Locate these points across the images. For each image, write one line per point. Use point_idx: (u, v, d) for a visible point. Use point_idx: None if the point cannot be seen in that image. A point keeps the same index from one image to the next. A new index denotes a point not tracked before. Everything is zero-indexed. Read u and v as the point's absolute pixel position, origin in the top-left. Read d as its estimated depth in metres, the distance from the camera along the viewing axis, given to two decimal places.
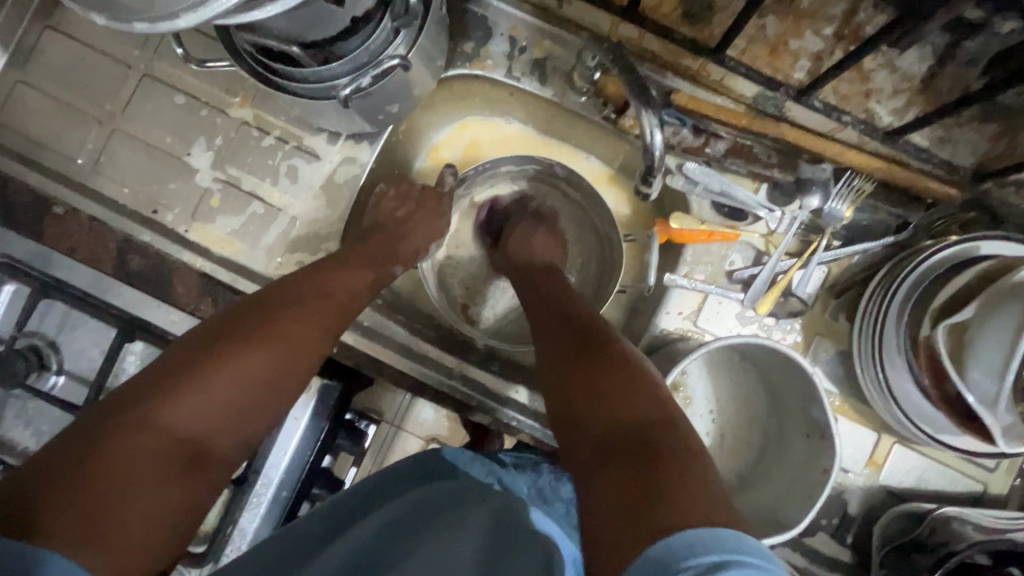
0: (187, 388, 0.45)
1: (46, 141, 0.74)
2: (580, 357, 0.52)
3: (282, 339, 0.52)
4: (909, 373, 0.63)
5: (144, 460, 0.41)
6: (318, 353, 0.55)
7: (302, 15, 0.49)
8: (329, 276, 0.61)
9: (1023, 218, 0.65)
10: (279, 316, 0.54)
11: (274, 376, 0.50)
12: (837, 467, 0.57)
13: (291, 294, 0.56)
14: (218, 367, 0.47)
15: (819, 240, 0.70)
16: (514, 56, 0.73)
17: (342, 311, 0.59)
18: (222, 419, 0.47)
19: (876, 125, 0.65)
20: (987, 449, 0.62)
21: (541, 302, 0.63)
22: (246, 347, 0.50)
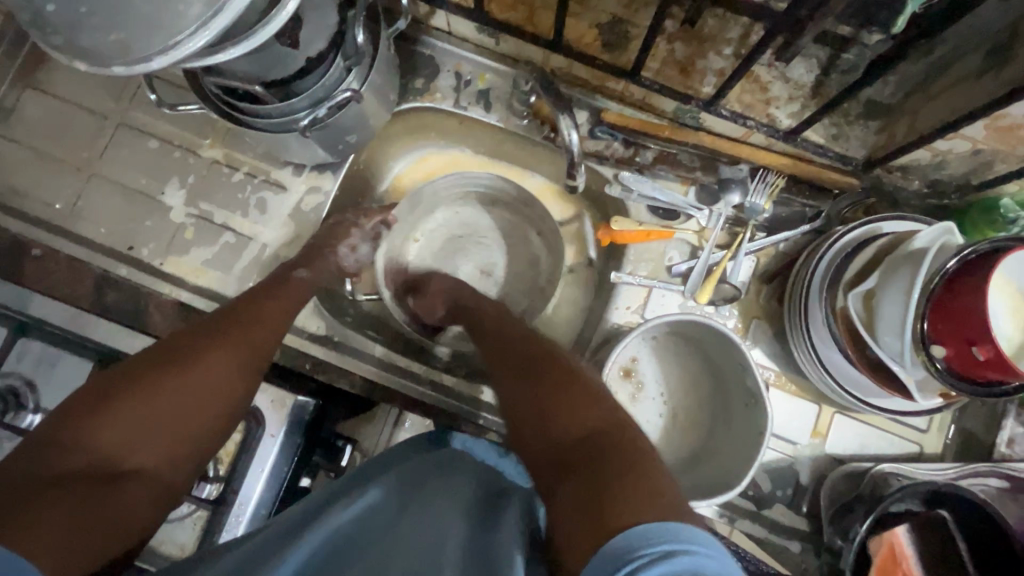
0: (102, 414, 0.50)
1: (26, 189, 0.79)
2: (543, 387, 0.56)
3: (198, 364, 0.57)
4: (834, 344, 0.70)
5: (55, 473, 0.45)
6: (240, 371, 0.60)
7: (261, 57, 0.57)
8: (252, 311, 0.65)
9: (915, 198, 0.73)
10: (199, 345, 0.59)
11: (189, 395, 0.55)
12: (772, 429, 0.61)
13: (209, 330, 0.62)
14: (130, 393, 0.53)
15: (744, 232, 0.78)
16: (460, 88, 0.82)
17: (263, 342, 0.64)
18: (135, 436, 0.51)
19: (778, 128, 0.73)
20: (911, 407, 0.70)
21: (495, 346, 0.67)
22: (162, 378, 0.55)
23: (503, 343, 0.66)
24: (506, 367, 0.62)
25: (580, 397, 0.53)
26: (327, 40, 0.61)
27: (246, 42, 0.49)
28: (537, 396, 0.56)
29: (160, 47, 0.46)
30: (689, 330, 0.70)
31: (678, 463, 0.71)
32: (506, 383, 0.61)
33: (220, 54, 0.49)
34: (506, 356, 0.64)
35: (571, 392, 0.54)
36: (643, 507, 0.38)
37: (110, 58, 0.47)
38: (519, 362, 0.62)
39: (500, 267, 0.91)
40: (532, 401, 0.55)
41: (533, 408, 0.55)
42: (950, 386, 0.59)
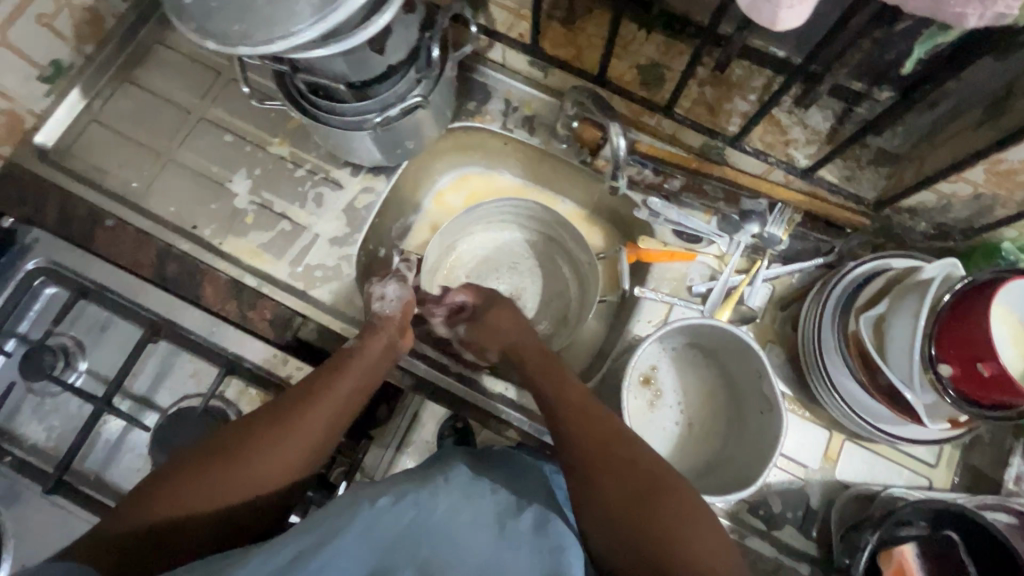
0: (178, 496, 0.58)
1: (110, 169, 0.87)
2: (614, 469, 0.60)
3: (270, 451, 0.63)
4: (847, 371, 0.74)
5: (135, 538, 0.55)
6: (306, 458, 0.65)
7: (353, 60, 0.65)
8: (328, 388, 0.69)
9: (923, 239, 0.79)
10: (273, 427, 0.64)
11: (257, 481, 0.62)
12: (786, 433, 0.64)
13: (284, 413, 0.66)
14: (209, 469, 0.60)
15: (762, 259, 0.84)
16: (508, 113, 0.91)
17: (331, 430, 0.68)
18: (207, 513, 0.59)
19: (796, 166, 0.81)
20: (916, 433, 0.74)
21: (571, 402, 0.68)
22: (237, 469, 0.61)
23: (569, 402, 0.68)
24: (574, 438, 0.64)
25: (670, 497, 0.58)
26: (406, 53, 0.70)
27: (351, 43, 0.58)
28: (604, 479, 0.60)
29: (280, 32, 0.54)
30: (710, 339, 0.74)
31: (692, 471, 0.73)
32: (576, 453, 0.63)
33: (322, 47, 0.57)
34: (574, 417, 0.66)
35: (656, 492, 0.58)
36: None
37: (237, 41, 0.55)
38: (592, 436, 0.63)
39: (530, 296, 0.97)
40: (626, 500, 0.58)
41: (609, 497, 0.58)
42: (960, 410, 0.63)
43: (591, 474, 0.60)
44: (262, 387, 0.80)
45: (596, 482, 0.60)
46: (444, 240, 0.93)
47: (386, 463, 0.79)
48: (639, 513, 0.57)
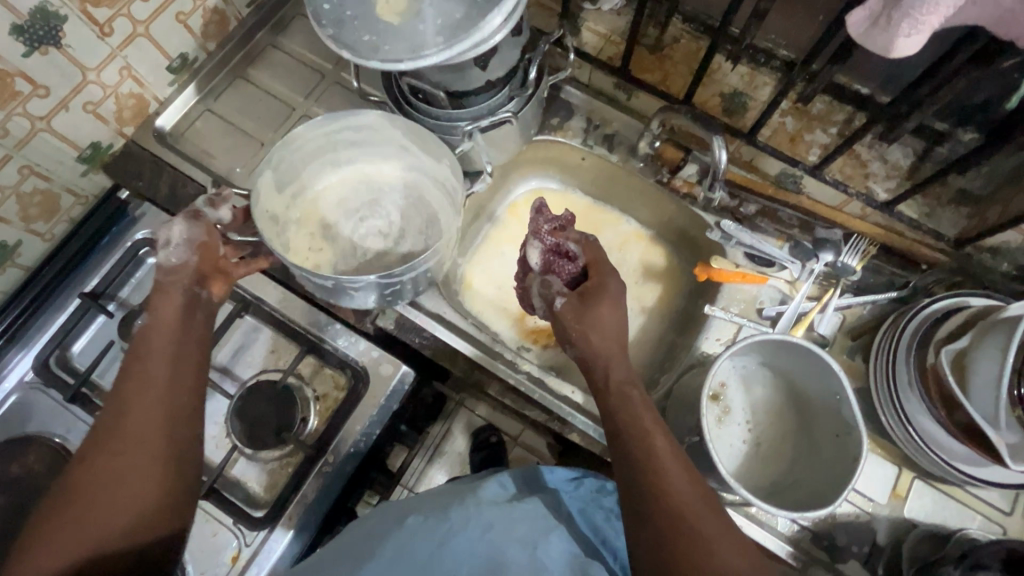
0: (49, 537, 0.52)
1: (218, 155, 0.94)
2: (680, 520, 0.53)
3: (117, 442, 0.57)
4: (925, 408, 0.73)
5: None
6: (165, 423, 0.60)
7: (455, 73, 0.70)
8: (149, 361, 0.62)
9: (1003, 280, 0.78)
10: (104, 426, 0.58)
11: (123, 471, 0.56)
12: (865, 457, 0.63)
13: (109, 410, 0.59)
14: (71, 496, 0.55)
15: (834, 288, 0.84)
16: (589, 130, 0.95)
17: (169, 386, 0.61)
18: (95, 529, 0.53)
19: (875, 199, 0.82)
20: (997, 476, 0.71)
21: (626, 417, 0.62)
22: (90, 486, 0.55)
23: (640, 435, 0.59)
24: (636, 485, 0.56)
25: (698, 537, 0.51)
26: (503, 74, 0.75)
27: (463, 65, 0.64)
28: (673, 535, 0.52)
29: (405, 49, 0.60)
30: (779, 356, 0.74)
31: (760, 490, 0.73)
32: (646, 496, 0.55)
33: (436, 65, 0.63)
34: (633, 464, 0.57)
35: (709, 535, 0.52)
36: None
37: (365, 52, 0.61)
38: (642, 481, 0.56)
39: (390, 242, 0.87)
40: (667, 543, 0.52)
41: (668, 538, 0.52)
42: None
43: (671, 535, 0.52)
44: (338, 368, 0.84)
45: (668, 536, 0.52)
46: (290, 167, 0.83)
47: (420, 471, 1.04)
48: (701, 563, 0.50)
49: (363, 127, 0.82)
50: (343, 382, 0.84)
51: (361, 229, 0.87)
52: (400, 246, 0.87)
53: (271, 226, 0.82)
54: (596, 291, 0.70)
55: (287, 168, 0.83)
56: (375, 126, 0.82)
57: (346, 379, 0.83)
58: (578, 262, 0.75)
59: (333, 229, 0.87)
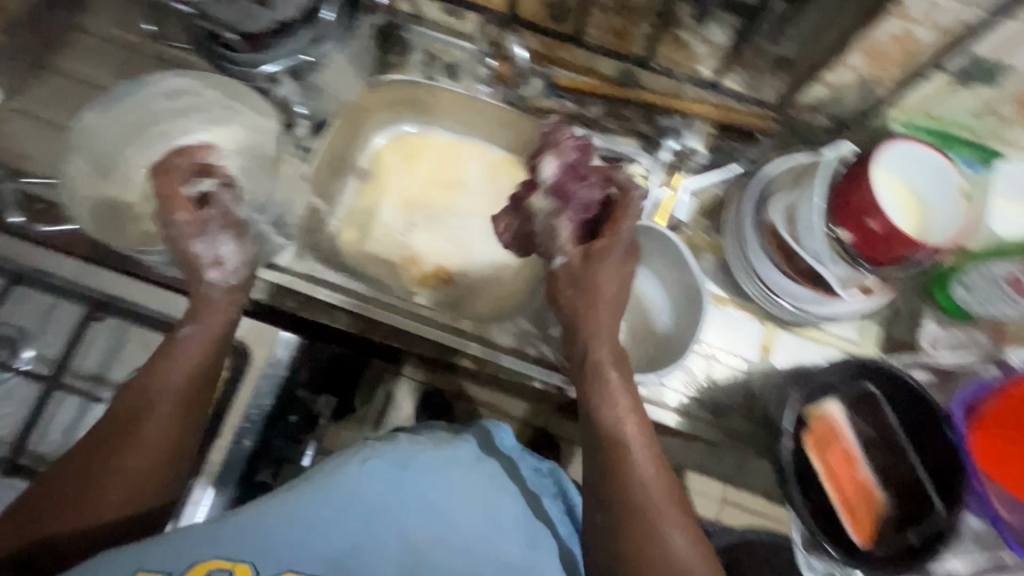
0: (54, 529, 0.52)
1: (35, 155, 0.86)
2: (633, 502, 0.55)
3: (141, 436, 0.56)
4: (770, 263, 0.79)
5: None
6: (177, 419, 0.58)
7: None
8: (182, 354, 0.61)
9: (825, 133, 0.84)
10: (151, 414, 0.57)
11: (146, 462, 0.56)
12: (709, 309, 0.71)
13: (138, 392, 0.58)
14: (107, 478, 0.54)
15: (682, 173, 0.88)
16: (430, 63, 0.94)
17: (182, 377, 0.60)
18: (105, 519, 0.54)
19: (701, 79, 0.86)
20: (838, 310, 0.79)
21: (596, 396, 0.62)
22: (106, 479, 0.54)
23: (606, 416, 0.61)
24: (596, 468, 0.59)
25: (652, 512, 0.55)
26: None
27: None
28: (624, 516, 0.55)
29: None
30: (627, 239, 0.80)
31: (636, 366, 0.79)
32: (606, 480, 0.57)
33: None
34: (603, 457, 0.59)
35: (660, 515, 0.55)
36: None
37: None
38: (607, 468, 0.58)
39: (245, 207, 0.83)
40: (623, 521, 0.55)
41: (616, 522, 0.55)
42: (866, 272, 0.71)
43: (629, 515, 0.55)
44: None
45: (614, 518, 0.55)
46: (103, 147, 0.78)
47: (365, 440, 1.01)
48: (642, 543, 0.53)
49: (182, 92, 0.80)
50: (224, 360, 0.81)
51: (207, 201, 0.83)
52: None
53: (107, 213, 0.77)
54: (598, 252, 0.66)
55: (101, 148, 0.78)
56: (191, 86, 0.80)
57: (227, 358, 0.81)
58: (595, 185, 0.70)
59: None
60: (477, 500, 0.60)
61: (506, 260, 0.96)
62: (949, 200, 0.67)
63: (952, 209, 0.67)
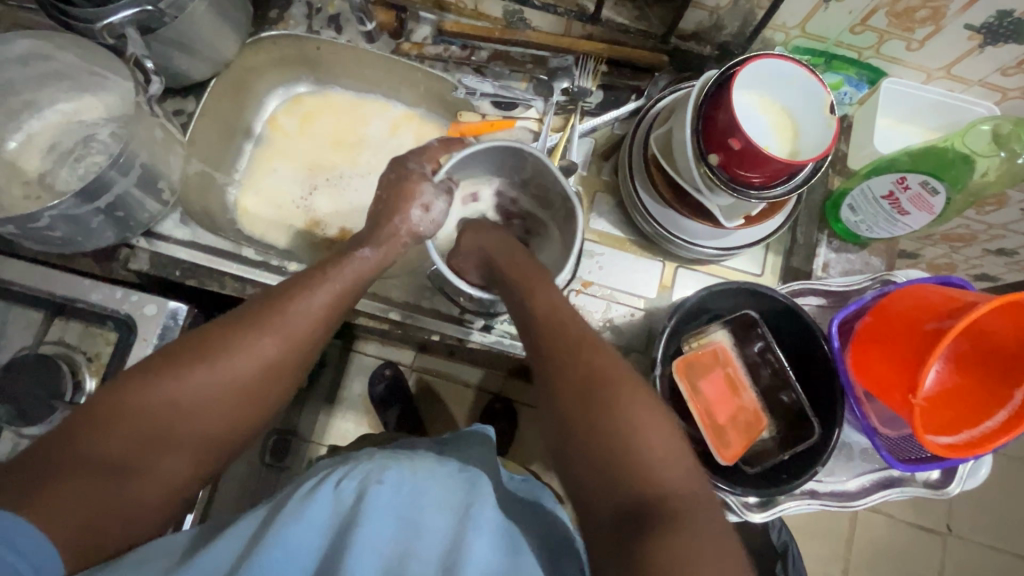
0: (117, 423, 0.54)
1: None
2: (608, 425, 0.53)
3: (237, 363, 0.58)
4: (657, 197, 0.78)
5: (81, 471, 0.51)
6: (266, 373, 0.60)
7: None
8: (299, 304, 0.62)
9: (713, 63, 0.82)
10: (240, 345, 0.59)
11: (220, 396, 0.57)
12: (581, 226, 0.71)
13: (220, 335, 0.59)
14: (169, 392, 0.55)
15: (576, 114, 0.85)
16: (312, 16, 0.90)
17: (271, 351, 0.60)
18: (159, 431, 0.55)
19: (585, 12, 0.81)
20: (731, 241, 0.79)
21: (559, 337, 0.59)
22: (175, 398, 0.56)
23: (574, 348, 0.58)
24: (563, 403, 0.55)
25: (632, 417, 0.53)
26: None
27: None
28: (597, 445, 0.52)
29: None
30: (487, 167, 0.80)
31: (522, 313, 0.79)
32: (575, 414, 0.54)
33: None
34: (573, 389, 0.55)
35: (640, 427, 0.53)
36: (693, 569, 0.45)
37: None
38: (574, 400, 0.55)
39: None
40: (595, 437, 0.53)
41: (585, 450, 0.53)
42: (748, 200, 0.65)
43: (613, 432, 0.52)
44: (99, 323, 0.78)
45: (587, 450, 0.53)
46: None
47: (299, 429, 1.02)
48: (625, 466, 0.51)
49: (29, 57, 0.74)
50: (111, 335, 0.79)
51: (77, 173, 0.80)
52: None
53: None
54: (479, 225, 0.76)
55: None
56: (35, 50, 0.73)
57: (113, 332, 0.78)
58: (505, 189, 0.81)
59: (49, 178, 0.79)
60: (458, 506, 0.53)
61: None
62: (818, 120, 0.65)
63: (821, 126, 0.65)
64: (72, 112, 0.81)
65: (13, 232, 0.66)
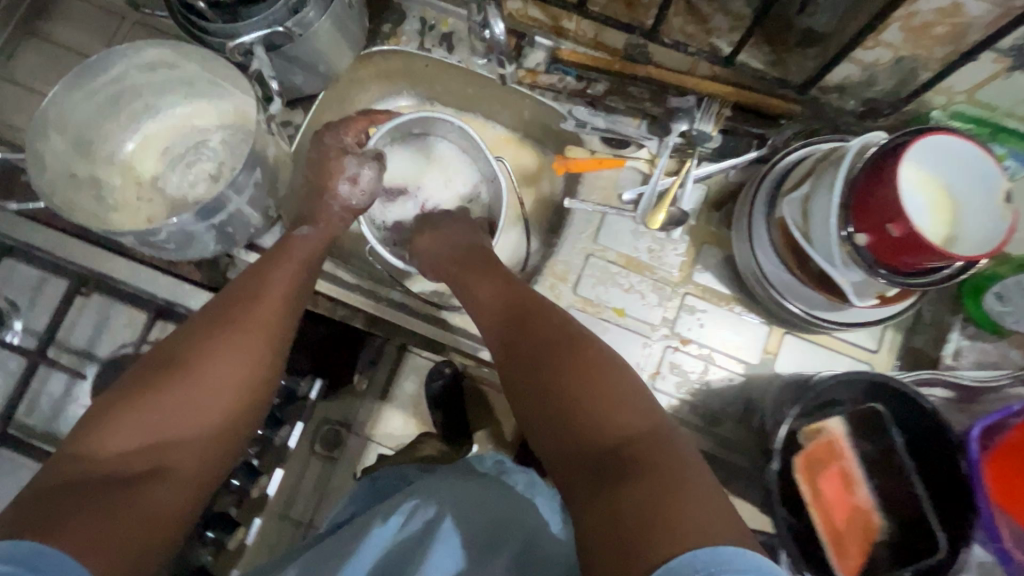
0: (130, 420, 0.54)
1: (23, 126, 0.86)
2: (572, 386, 0.55)
3: (238, 339, 0.62)
4: (780, 263, 0.73)
5: (103, 472, 0.50)
6: (271, 345, 0.64)
7: None
8: (278, 279, 0.68)
9: (854, 121, 0.75)
10: (233, 322, 0.63)
11: (233, 376, 0.60)
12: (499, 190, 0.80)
13: (214, 319, 0.63)
14: (177, 380, 0.57)
15: (692, 159, 0.80)
16: (424, 32, 0.87)
17: (272, 325, 0.65)
18: (173, 422, 0.55)
19: (718, 55, 0.77)
20: (852, 317, 0.72)
21: (515, 326, 0.64)
22: (182, 383, 0.57)
23: (527, 329, 0.62)
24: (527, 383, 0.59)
25: (592, 377, 0.55)
26: None
27: None
28: (566, 405, 0.54)
29: None
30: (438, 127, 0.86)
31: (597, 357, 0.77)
32: (542, 380, 0.58)
33: None
34: (535, 360, 0.59)
35: (603, 383, 0.55)
36: (705, 525, 0.42)
37: None
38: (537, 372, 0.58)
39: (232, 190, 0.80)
40: (565, 410, 0.54)
41: (555, 411, 0.55)
42: (874, 277, 0.60)
43: (577, 397, 0.54)
44: None
45: (559, 410, 0.55)
46: (79, 124, 0.75)
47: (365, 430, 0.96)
48: (595, 428, 0.52)
49: (154, 65, 0.75)
50: None
51: (187, 179, 0.81)
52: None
53: (86, 192, 0.76)
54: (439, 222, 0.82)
55: (81, 127, 0.75)
56: (161, 58, 0.74)
57: None
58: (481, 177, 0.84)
59: (160, 182, 0.81)
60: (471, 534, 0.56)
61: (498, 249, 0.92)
62: (989, 208, 0.58)
63: (992, 217, 0.58)
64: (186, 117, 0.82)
65: (130, 242, 0.67)
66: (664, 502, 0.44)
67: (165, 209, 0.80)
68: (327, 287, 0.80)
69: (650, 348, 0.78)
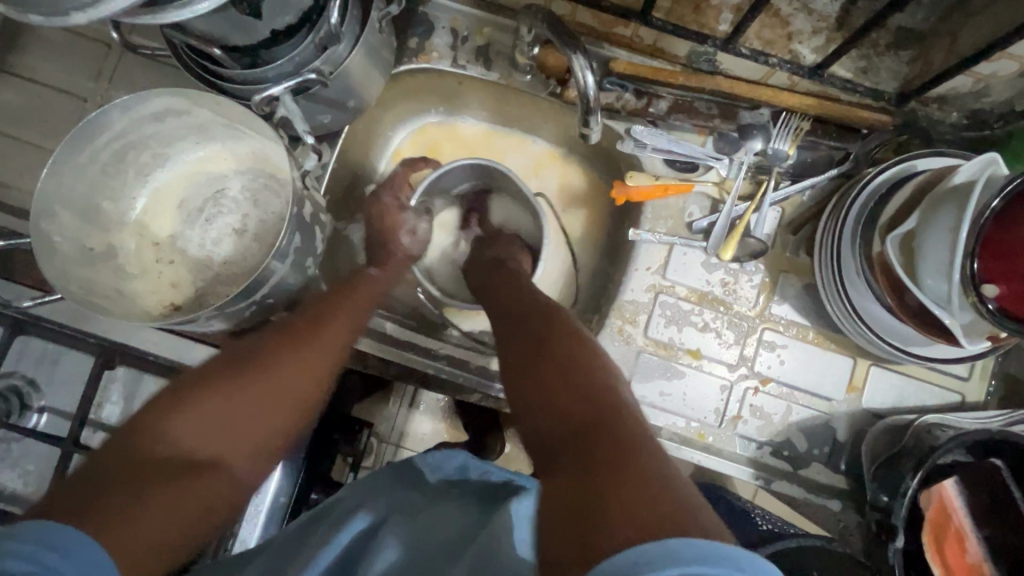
0: (182, 415, 0.52)
1: (8, 181, 0.75)
2: (554, 385, 0.51)
3: (296, 360, 0.60)
4: (872, 294, 0.66)
5: (146, 465, 0.47)
6: (324, 374, 0.62)
7: (218, 20, 0.51)
8: (339, 313, 0.66)
9: (952, 131, 0.69)
10: (291, 344, 0.61)
11: (283, 399, 0.58)
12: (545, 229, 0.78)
13: (276, 337, 0.61)
14: (232, 388, 0.56)
15: (768, 180, 0.73)
16: (457, 45, 0.77)
17: (330, 358, 0.63)
18: (222, 428, 0.54)
19: (802, 65, 0.68)
20: (953, 354, 0.66)
21: (513, 325, 0.63)
22: (237, 393, 0.56)
23: (528, 324, 0.62)
24: (517, 372, 0.56)
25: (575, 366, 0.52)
26: (298, 12, 0.56)
27: (186, 14, 0.42)
28: (547, 399, 0.50)
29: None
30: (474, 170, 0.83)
31: (666, 399, 0.73)
32: (528, 373, 0.55)
33: (159, 17, 0.42)
34: (529, 351, 0.57)
35: (580, 370, 0.51)
36: (657, 509, 0.35)
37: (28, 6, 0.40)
38: (529, 361, 0.56)
39: (260, 245, 0.72)
40: (543, 392, 0.51)
41: (538, 409, 0.50)
42: (999, 327, 0.53)
43: (564, 378, 0.51)
44: None
45: (540, 411, 0.50)
46: (82, 188, 0.66)
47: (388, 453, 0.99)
48: (566, 406, 0.48)
49: (160, 115, 0.65)
50: None
51: (209, 236, 0.73)
52: (262, 239, 0.72)
53: (101, 264, 0.68)
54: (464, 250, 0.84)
55: (82, 192, 0.66)
56: (168, 107, 0.64)
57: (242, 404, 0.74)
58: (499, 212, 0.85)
59: (180, 242, 0.72)
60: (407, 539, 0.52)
61: (548, 281, 0.86)
62: None
63: None
64: (200, 166, 0.73)
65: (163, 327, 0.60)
66: (613, 489, 0.37)
67: (189, 272, 0.72)
68: (375, 342, 0.76)
69: (728, 391, 0.73)
